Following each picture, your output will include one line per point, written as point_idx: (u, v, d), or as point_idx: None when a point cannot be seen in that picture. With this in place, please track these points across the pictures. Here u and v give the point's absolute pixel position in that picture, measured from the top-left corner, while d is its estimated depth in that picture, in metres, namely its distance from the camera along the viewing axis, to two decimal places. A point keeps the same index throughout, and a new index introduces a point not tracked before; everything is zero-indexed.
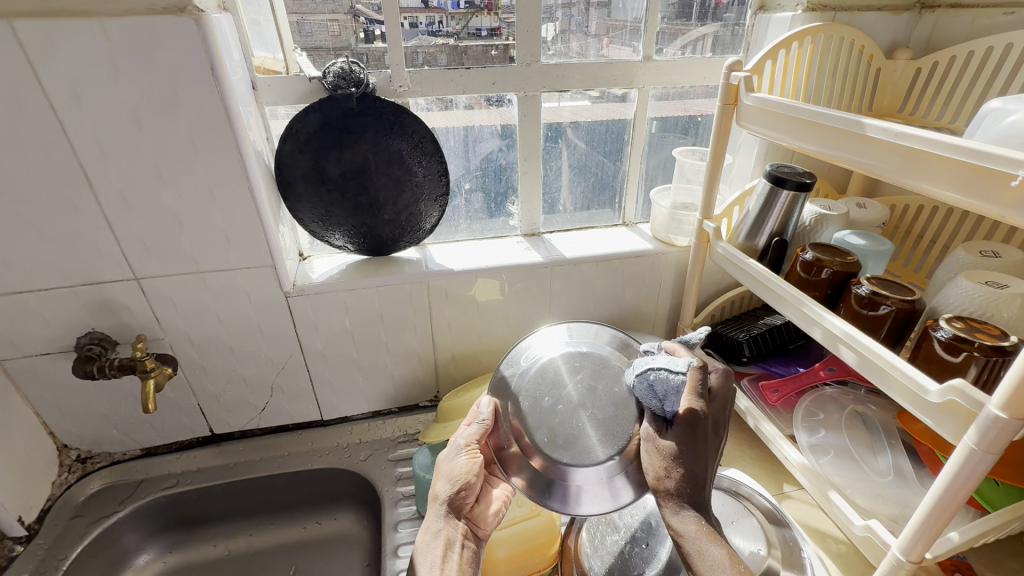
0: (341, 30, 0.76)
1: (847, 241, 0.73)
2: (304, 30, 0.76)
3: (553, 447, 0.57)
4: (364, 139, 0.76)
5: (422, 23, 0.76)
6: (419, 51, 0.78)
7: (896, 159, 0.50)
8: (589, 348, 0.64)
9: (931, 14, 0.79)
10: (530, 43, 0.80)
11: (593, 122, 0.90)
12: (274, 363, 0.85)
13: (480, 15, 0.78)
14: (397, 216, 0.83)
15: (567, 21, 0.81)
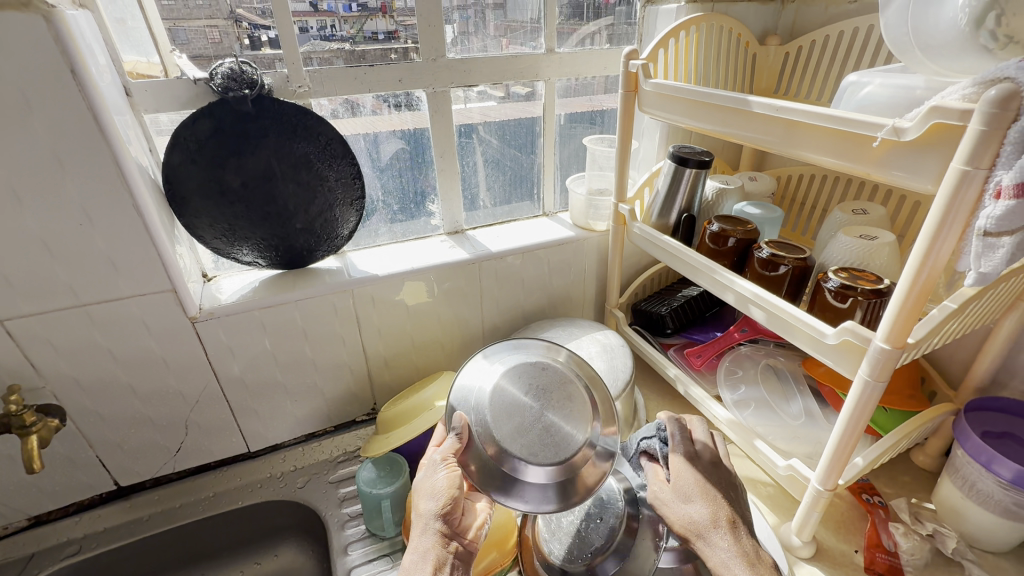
0: (222, 37, 0.70)
1: (746, 212, 0.79)
2: (178, 36, 0.69)
3: (530, 450, 0.59)
4: (265, 144, 0.71)
5: (313, 27, 0.73)
6: (313, 57, 0.74)
7: (779, 131, 0.55)
8: (502, 364, 0.65)
9: (791, 6, 0.88)
10: (431, 40, 0.78)
11: (504, 120, 0.91)
12: (185, 397, 0.77)
13: (375, 18, 0.75)
14: (311, 224, 0.78)
15: (465, 23, 0.81)
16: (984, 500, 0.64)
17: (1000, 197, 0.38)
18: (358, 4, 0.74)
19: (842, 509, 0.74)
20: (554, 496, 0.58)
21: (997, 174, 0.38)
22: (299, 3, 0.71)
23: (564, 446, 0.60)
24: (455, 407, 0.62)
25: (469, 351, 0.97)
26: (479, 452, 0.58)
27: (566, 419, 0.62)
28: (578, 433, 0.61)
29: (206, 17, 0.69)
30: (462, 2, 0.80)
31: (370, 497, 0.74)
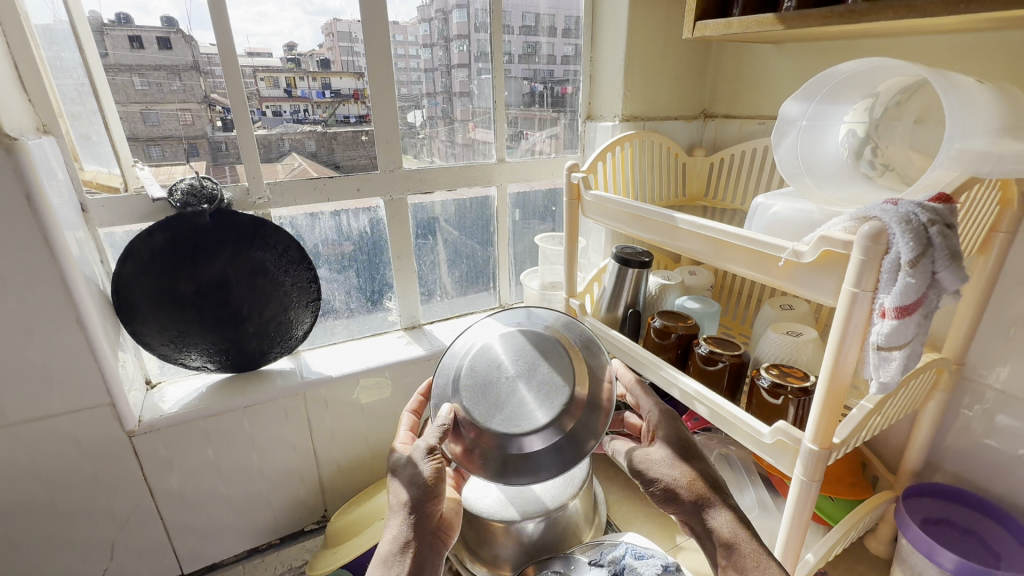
0: (194, 119, 0.72)
1: (686, 306, 0.84)
2: (149, 118, 0.71)
3: (513, 422, 0.60)
4: (221, 252, 0.72)
5: (286, 111, 0.77)
6: (285, 138, 0.78)
7: (702, 245, 0.61)
8: (477, 345, 0.65)
9: (712, 122, 1.00)
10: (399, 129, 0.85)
11: (461, 199, 0.95)
12: (114, 518, 0.71)
13: (347, 102, 0.80)
14: (264, 327, 0.78)
15: (433, 108, 0.88)
16: None
17: (885, 316, 0.43)
18: (332, 90, 0.79)
19: None
20: (552, 456, 0.59)
21: (879, 297, 0.43)
22: (272, 88, 0.76)
23: (547, 410, 0.61)
24: (437, 393, 0.62)
25: None
26: (467, 432, 0.60)
27: (548, 378, 0.63)
28: (561, 389, 0.62)
29: (181, 101, 0.72)
30: (430, 90, 0.87)
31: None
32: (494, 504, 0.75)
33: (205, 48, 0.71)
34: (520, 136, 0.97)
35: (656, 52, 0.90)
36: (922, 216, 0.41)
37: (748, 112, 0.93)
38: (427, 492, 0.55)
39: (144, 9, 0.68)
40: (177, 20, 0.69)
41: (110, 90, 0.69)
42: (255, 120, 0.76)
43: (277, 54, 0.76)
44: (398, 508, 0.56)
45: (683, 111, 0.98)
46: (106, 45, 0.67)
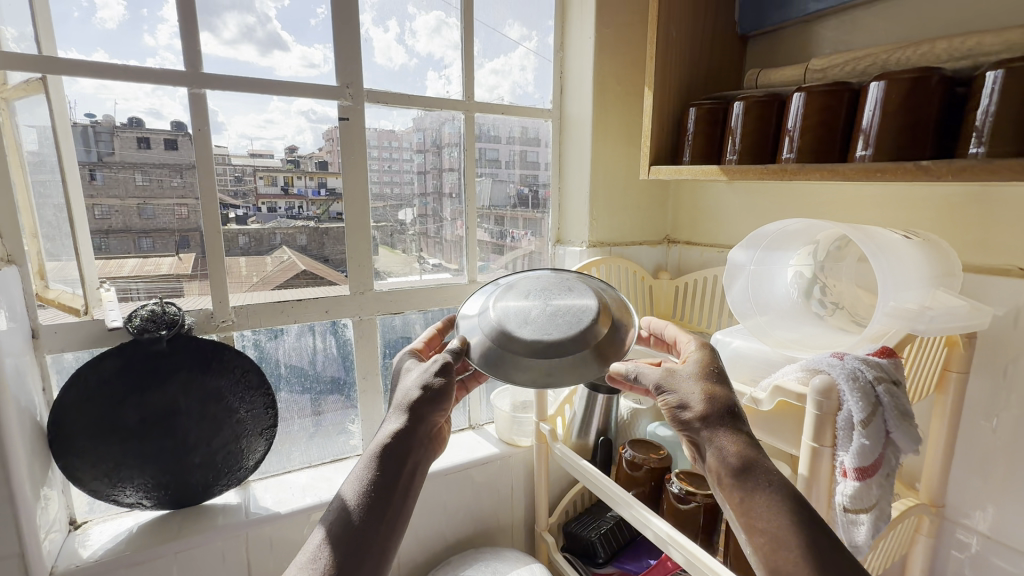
0: (191, 213, 0.73)
1: (658, 433, 0.82)
2: (144, 212, 0.71)
3: (546, 328, 0.49)
4: (174, 379, 0.69)
5: (281, 207, 0.79)
6: (277, 232, 0.79)
7: None
8: (502, 283, 0.58)
9: (676, 248, 1.05)
10: (388, 225, 0.88)
11: (439, 308, 0.94)
12: None
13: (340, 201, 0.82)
14: (211, 458, 0.73)
15: (424, 207, 0.92)
16: None
17: (846, 476, 0.42)
18: (327, 189, 0.81)
19: None
20: (591, 365, 0.47)
21: (840, 454, 0.42)
22: (270, 186, 0.78)
23: (585, 315, 0.50)
24: (464, 323, 0.54)
25: None
26: (490, 344, 0.49)
27: (576, 297, 0.53)
28: (593, 299, 0.52)
29: (179, 198, 0.72)
30: (422, 190, 0.91)
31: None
32: None
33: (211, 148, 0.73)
34: (505, 235, 1.01)
35: (618, 186, 0.98)
36: (869, 374, 0.42)
37: (709, 240, 0.98)
38: (431, 403, 0.48)
39: (157, 113, 0.69)
40: (186, 123, 0.71)
41: (109, 185, 0.69)
42: (251, 215, 0.77)
43: (279, 155, 0.78)
44: (395, 410, 0.49)
45: (648, 237, 1.04)
46: (116, 144, 0.68)
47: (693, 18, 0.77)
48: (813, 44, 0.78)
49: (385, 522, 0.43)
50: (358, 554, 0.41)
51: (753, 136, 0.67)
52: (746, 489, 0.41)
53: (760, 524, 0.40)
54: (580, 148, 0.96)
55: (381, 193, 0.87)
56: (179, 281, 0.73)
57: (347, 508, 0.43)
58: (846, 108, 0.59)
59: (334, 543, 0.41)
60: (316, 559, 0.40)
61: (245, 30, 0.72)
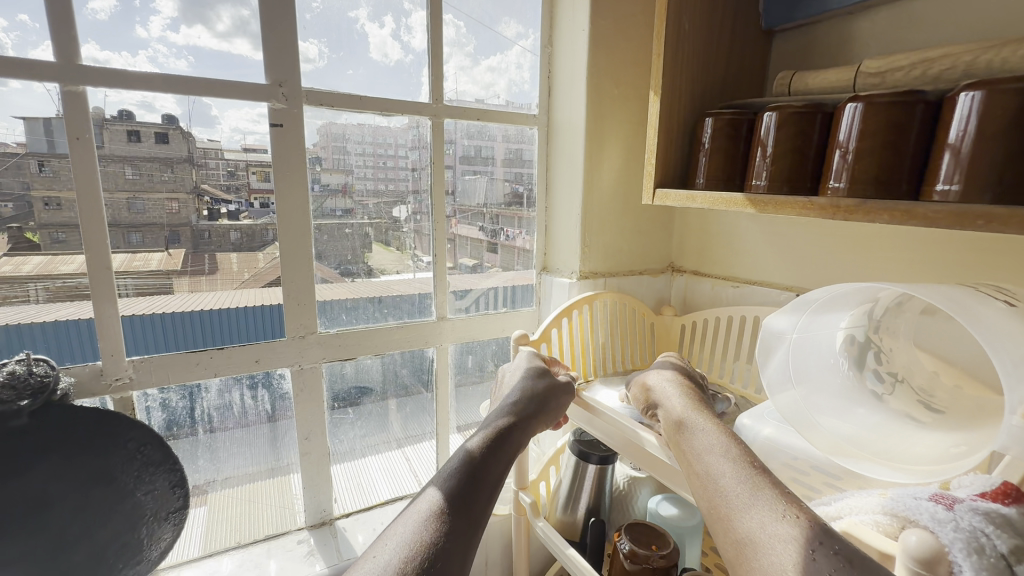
0: (181, 207, 0.63)
1: (661, 511, 0.68)
2: (134, 206, 0.60)
3: None
4: (41, 463, 0.54)
5: None
6: (271, 229, 0.67)
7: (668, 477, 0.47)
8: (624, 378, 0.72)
9: (681, 277, 0.90)
10: (384, 221, 0.76)
11: (400, 352, 0.79)
12: None
13: (334, 196, 0.71)
14: (95, 556, 0.55)
15: (419, 204, 0.78)
16: None
17: None
18: (321, 185, 0.70)
19: None
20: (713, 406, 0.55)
21: None
22: (263, 181, 0.66)
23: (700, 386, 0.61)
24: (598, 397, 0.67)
25: None
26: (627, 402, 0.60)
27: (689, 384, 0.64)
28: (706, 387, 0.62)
29: (172, 189, 0.62)
30: (417, 186, 0.78)
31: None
32: None
33: (204, 143, 0.63)
34: (499, 233, 0.86)
35: (616, 208, 0.83)
36: (997, 543, 0.28)
37: (721, 272, 0.84)
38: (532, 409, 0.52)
39: (150, 107, 0.59)
40: (178, 117, 0.61)
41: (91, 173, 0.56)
42: (242, 211, 0.65)
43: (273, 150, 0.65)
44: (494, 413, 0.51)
45: (648, 266, 0.90)
46: (103, 140, 0.57)
47: (710, 6, 0.63)
48: (856, 43, 0.64)
49: (487, 495, 0.39)
50: (467, 516, 0.36)
51: (789, 156, 0.53)
52: (685, 432, 0.43)
53: (695, 458, 0.40)
54: (572, 160, 0.81)
55: (376, 190, 0.74)
56: (169, 278, 0.63)
57: (453, 474, 0.39)
58: (919, 125, 0.44)
59: (448, 501, 0.36)
60: (431, 514, 0.35)
61: (240, 23, 0.61)
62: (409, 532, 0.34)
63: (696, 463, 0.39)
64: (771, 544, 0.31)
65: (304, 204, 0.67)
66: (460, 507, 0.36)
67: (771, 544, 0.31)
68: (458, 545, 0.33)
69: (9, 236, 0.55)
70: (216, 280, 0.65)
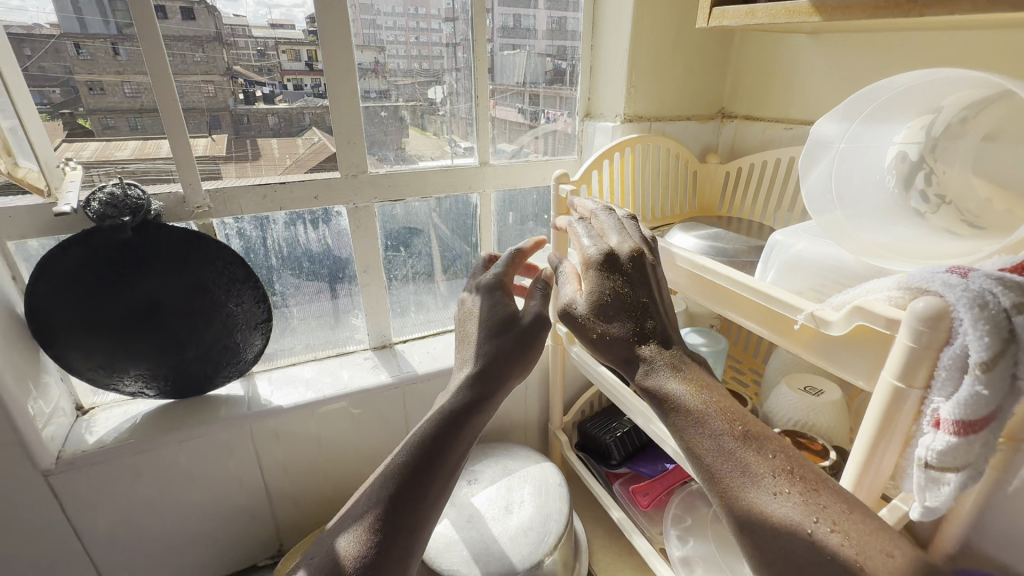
0: (217, 91, 0.65)
1: (689, 341, 0.73)
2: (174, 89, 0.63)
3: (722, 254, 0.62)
4: (150, 273, 0.63)
5: (307, 84, 0.69)
6: (306, 112, 0.70)
7: (701, 290, 0.51)
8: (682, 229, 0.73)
9: (731, 124, 0.86)
10: (418, 104, 0.77)
11: (447, 196, 0.83)
12: (35, 563, 0.64)
13: (367, 76, 0.72)
14: (206, 353, 0.69)
15: (454, 84, 0.78)
16: None
17: (939, 427, 0.32)
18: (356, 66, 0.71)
19: None
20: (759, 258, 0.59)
21: (933, 399, 0.33)
22: (294, 61, 0.67)
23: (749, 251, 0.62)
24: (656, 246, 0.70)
25: None
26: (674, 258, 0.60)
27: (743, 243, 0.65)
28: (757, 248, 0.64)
29: (206, 71, 0.64)
30: (453, 64, 0.77)
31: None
32: (457, 561, 0.67)
33: (230, 18, 0.63)
34: (540, 115, 0.86)
35: (665, 48, 0.78)
36: (1001, 299, 0.30)
37: (775, 114, 0.79)
38: (502, 364, 0.48)
39: None
40: None
41: (135, 62, 0.60)
42: (277, 94, 0.68)
43: (301, 26, 0.66)
44: (461, 379, 0.48)
45: (696, 111, 0.86)
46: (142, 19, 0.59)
47: None
48: None
49: (442, 484, 0.42)
50: (400, 517, 0.39)
51: None
52: (658, 400, 0.41)
53: (683, 432, 0.39)
54: (618, 11, 0.76)
55: (410, 69, 0.75)
56: (216, 164, 0.67)
57: (396, 468, 0.41)
58: None
59: (386, 505, 0.39)
60: (365, 522, 0.39)
61: None
62: (349, 542, 0.38)
63: (686, 428, 0.39)
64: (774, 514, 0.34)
65: (349, 55, 0.67)
66: (408, 494, 0.40)
67: (778, 523, 0.33)
68: (392, 552, 0.38)
69: (64, 123, 0.60)
70: (260, 166, 0.70)
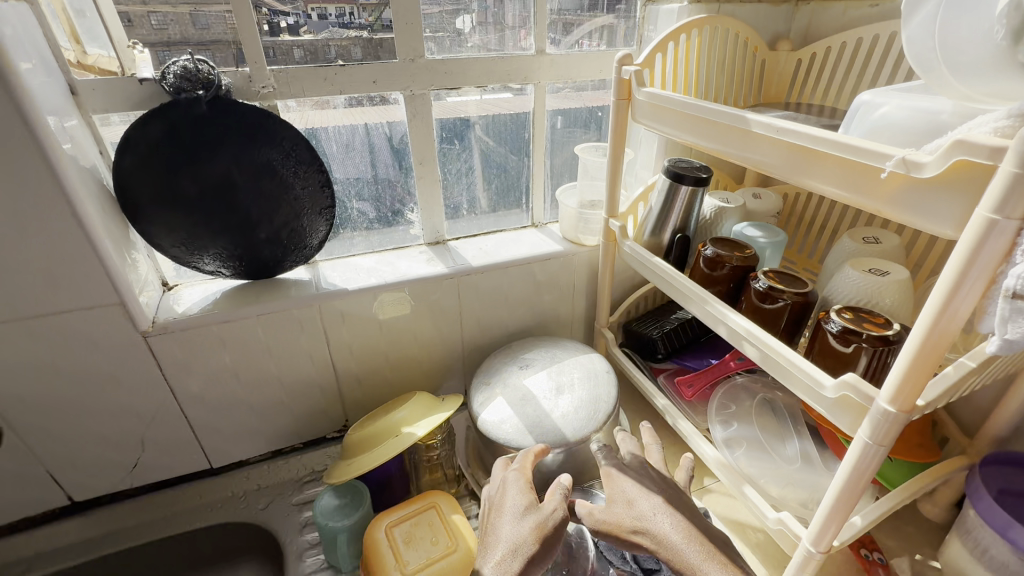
0: None
1: (746, 233, 0.73)
2: (198, 21, 0.64)
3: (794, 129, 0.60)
4: (223, 150, 0.65)
5: (331, 14, 0.69)
6: (331, 44, 0.70)
7: (779, 156, 0.49)
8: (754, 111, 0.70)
9: (806, 7, 0.80)
10: (445, 36, 0.76)
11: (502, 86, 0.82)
12: (141, 415, 0.73)
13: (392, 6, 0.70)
14: (276, 234, 0.73)
15: (482, 13, 0.77)
16: (996, 567, 0.58)
17: None
18: None
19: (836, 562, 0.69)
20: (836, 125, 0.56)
21: None
22: None
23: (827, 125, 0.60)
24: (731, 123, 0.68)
25: (448, 369, 0.91)
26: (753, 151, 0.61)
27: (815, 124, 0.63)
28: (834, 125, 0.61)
29: (226, 2, 0.63)
30: None
31: (326, 529, 0.69)
32: (513, 431, 0.72)
33: None
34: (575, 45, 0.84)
35: None
36: None
37: None
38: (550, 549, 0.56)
39: None
40: None
41: None
42: (302, 25, 0.68)
43: None
44: (520, 550, 0.55)
45: None
46: None
47: None
48: None
49: None
50: None
51: None
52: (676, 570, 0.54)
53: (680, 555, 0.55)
54: None
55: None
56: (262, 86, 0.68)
57: None
58: None
59: None
60: None
61: None
62: None
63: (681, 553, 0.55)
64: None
65: None
66: None
67: None
68: None
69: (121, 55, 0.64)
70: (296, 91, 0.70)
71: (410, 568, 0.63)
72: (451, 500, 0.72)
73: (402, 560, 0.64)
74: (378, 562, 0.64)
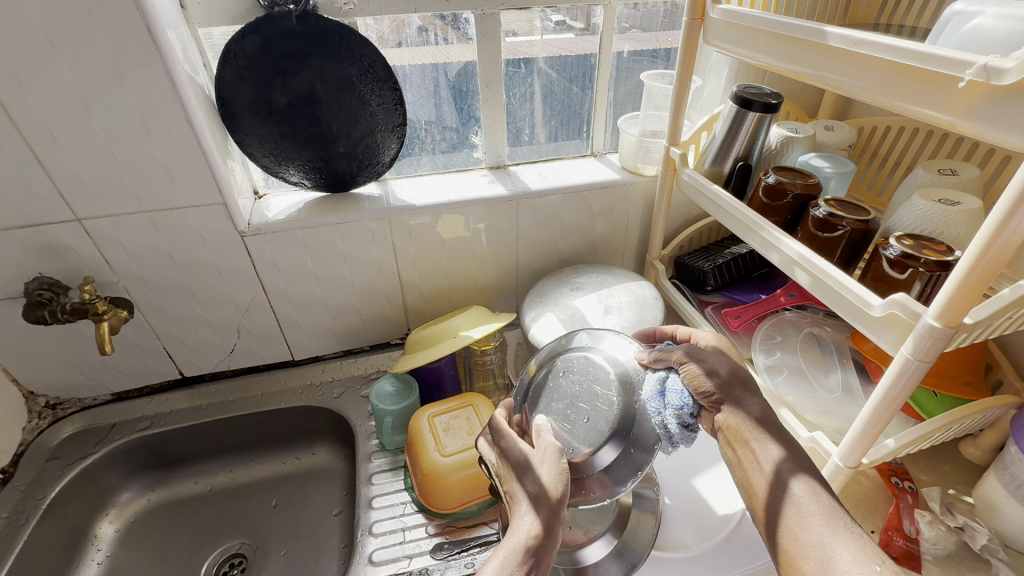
0: None
1: (812, 164, 0.72)
2: None
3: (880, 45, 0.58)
4: (310, 64, 0.71)
5: None
6: None
7: (854, 71, 0.48)
8: None
9: None
10: None
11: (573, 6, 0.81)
12: (237, 305, 0.83)
13: None
14: (353, 149, 0.79)
15: None
16: None
17: None
18: None
19: (866, 488, 0.71)
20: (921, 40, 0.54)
21: None
22: None
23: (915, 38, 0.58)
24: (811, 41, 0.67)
25: (501, 288, 0.97)
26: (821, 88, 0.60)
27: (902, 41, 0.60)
28: None
29: None
30: None
31: (378, 410, 0.79)
32: None
33: None
34: None
35: None
36: None
37: None
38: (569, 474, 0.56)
39: None
40: None
41: None
42: None
43: None
44: (541, 496, 0.55)
45: None
46: None
47: None
48: None
49: (552, 544, 0.54)
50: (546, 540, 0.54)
51: None
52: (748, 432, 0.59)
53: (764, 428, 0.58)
54: None
55: None
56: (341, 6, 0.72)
57: (531, 535, 0.54)
58: None
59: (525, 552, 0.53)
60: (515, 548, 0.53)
61: None
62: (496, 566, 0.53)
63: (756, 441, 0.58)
64: (838, 562, 0.47)
65: None
66: (541, 547, 0.54)
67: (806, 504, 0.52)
68: (543, 550, 0.54)
69: None
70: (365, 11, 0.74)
71: (447, 451, 0.72)
72: (488, 404, 0.79)
73: (441, 444, 0.73)
74: (420, 444, 0.73)
